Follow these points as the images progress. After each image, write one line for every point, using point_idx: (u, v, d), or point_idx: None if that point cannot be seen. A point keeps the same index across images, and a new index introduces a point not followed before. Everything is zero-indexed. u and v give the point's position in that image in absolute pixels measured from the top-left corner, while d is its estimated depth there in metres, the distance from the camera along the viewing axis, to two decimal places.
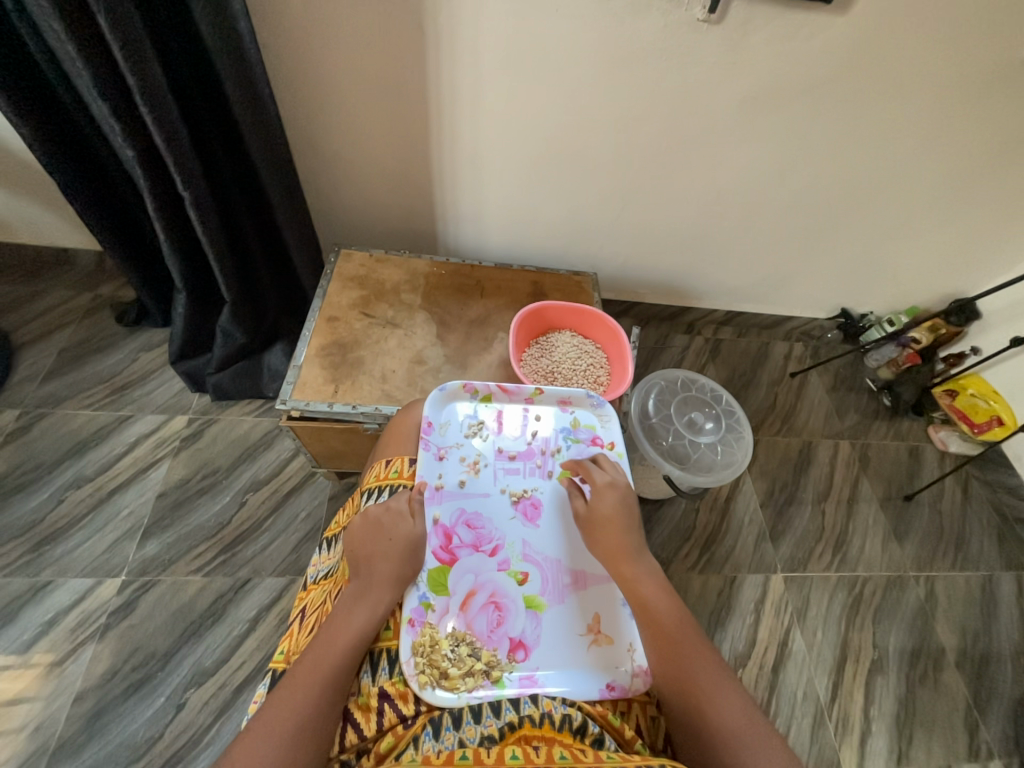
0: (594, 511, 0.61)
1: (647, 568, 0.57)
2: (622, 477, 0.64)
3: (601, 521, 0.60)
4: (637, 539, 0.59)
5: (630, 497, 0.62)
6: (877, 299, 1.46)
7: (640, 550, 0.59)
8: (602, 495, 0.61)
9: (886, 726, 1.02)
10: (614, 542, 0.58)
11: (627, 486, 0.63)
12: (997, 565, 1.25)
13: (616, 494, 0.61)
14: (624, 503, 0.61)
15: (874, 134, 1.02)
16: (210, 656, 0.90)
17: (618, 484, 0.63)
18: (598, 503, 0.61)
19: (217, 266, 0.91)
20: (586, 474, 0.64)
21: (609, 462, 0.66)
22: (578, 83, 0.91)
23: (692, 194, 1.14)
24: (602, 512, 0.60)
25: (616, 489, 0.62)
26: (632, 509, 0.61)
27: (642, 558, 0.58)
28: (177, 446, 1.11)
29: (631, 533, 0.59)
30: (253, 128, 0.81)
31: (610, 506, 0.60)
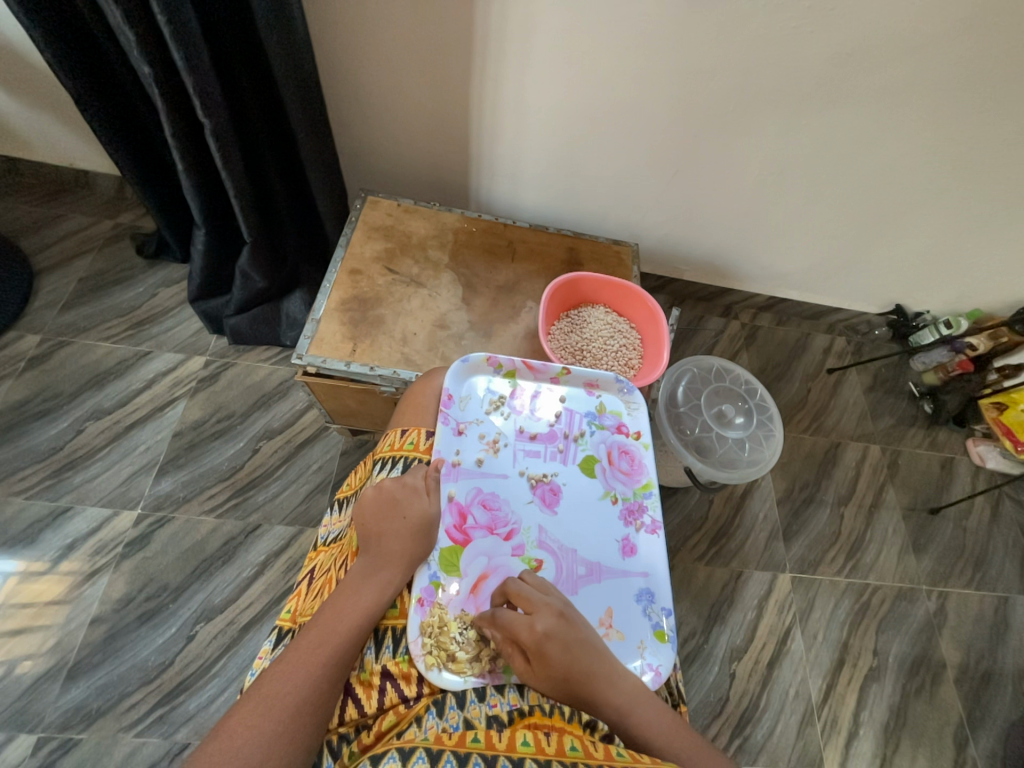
0: (544, 671, 0.46)
1: (627, 699, 0.47)
2: (551, 602, 0.50)
3: (559, 680, 0.46)
4: (601, 674, 0.48)
5: (569, 623, 0.49)
6: (939, 297, 1.33)
7: (610, 678, 0.48)
8: (544, 649, 0.46)
9: (874, 731, 1.02)
10: (578, 694, 0.46)
11: (562, 614, 0.49)
12: (1014, 588, 1.21)
13: (557, 636, 0.47)
14: (570, 642, 0.48)
15: (980, 111, 0.89)
16: (220, 594, 0.93)
17: (550, 617, 0.48)
18: (543, 661, 0.46)
19: (236, 205, 0.86)
20: (511, 625, 0.47)
21: (528, 589, 0.50)
22: (644, 23, 0.80)
23: (754, 165, 1.03)
24: (554, 673, 0.46)
25: (554, 626, 0.48)
26: (582, 645, 0.48)
27: (612, 694, 0.47)
28: (193, 387, 1.11)
29: (595, 670, 0.47)
30: (281, 54, 0.73)
31: (558, 662, 0.46)
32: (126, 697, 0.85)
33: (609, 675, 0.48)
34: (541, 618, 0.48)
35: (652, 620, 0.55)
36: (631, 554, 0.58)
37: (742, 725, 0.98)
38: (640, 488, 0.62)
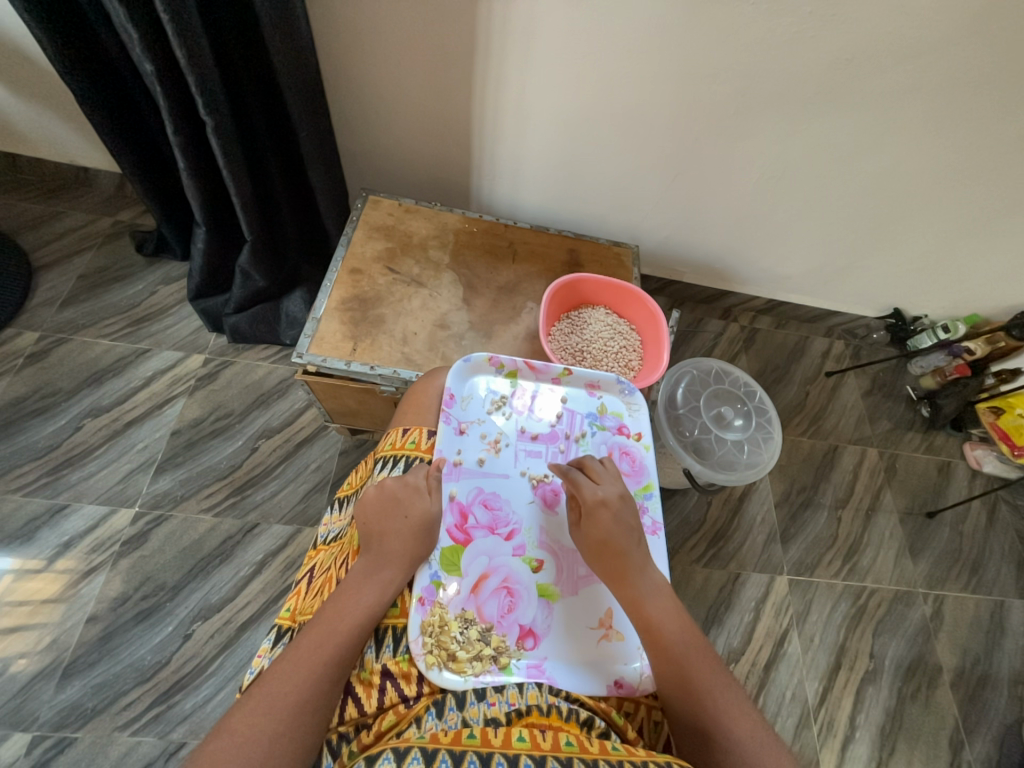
0: (589, 528, 0.54)
1: (653, 588, 0.51)
2: (616, 484, 0.56)
3: (599, 541, 0.53)
4: (639, 555, 0.53)
5: (626, 505, 0.55)
6: (937, 302, 1.34)
7: (644, 566, 0.52)
8: (596, 510, 0.54)
9: (870, 734, 1.02)
10: (614, 559, 0.52)
11: (621, 494, 0.55)
12: (1010, 592, 1.21)
13: (610, 506, 0.54)
14: (622, 514, 0.54)
15: (980, 116, 0.89)
16: (217, 593, 0.93)
17: (611, 492, 0.55)
18: (591, 519, 0.54)
19: (238, 203, 0.86)
20: (575, 485, 0.56)
21: (598, 466, 0.58)
22: (646, 27, 0.80)
23: (754, 168, 1.03)
24: (597, 531, 0.53)
25: (610, 499, 0.55)
26: (630, 521, 0.54)
27: (645, 575, 0.52)
28: (192, 385, 1.10)
29: (634, 548, 0.53)
30: (284, 53, 0.73)
31: (603, 522, 0.53)
32: (122, 696, 0.84)
33: (647, 559, 0.53)
34: (602, 489, 0.56)
35: None
36: None
37: None
38: (640, 489, 0.62)
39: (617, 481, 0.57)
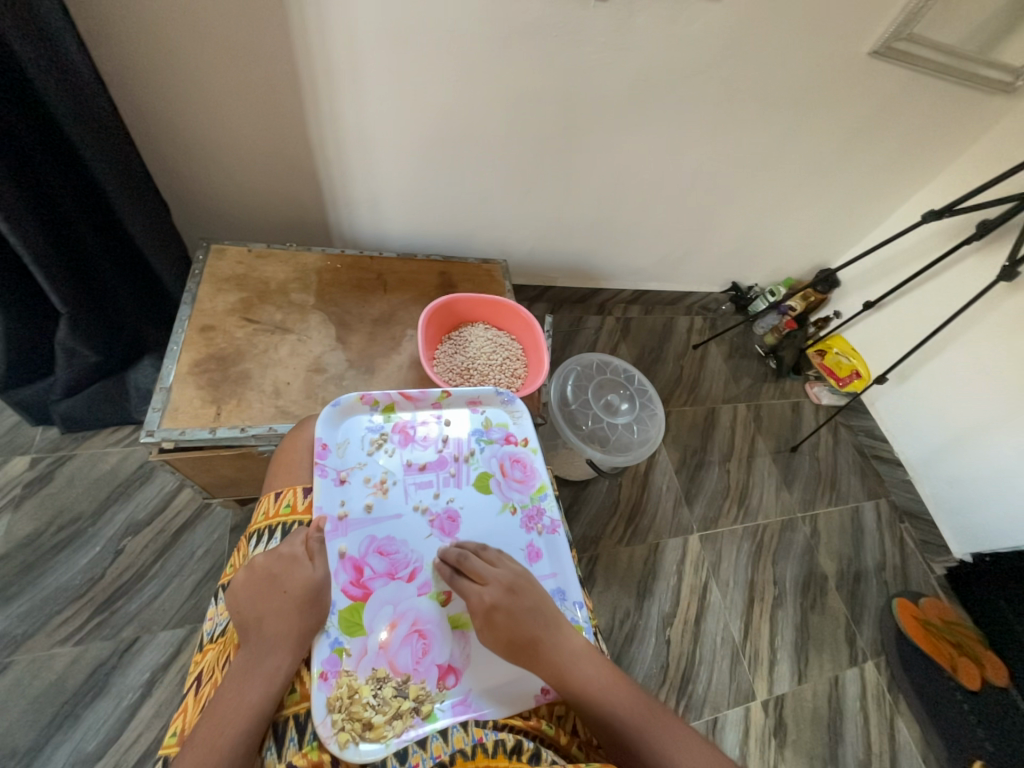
0: (491, 635, 0.50)
1: (570, 656, 0.50)
2: (503, 574, 0.53)
3: (504, 643, 0.50)
4: (547, 634, 0.51)
5: (519, 592, 0.52)
6: (761, 272, 1.60)
7: (557, 638, 0.51)
8: (490, 614, 0.50)
9: (788, 652, 1.16)
10: (526, 653, 0.49)
11: (509, 581, 0.53)
12: (861, 497, 1.47)
13: (503, 606, 0.51)
14: (513, 604, 0.51)
15: (754, 119, 1.08)
16: (95, 737, 0.77)
17: (499, 588, 0.52)
18: (490, 625, 0.50)
19: (39, 274, 0.73)
20: (462, 593, 0.52)
21: (482, 561, 0.54)
22: (465, 59, 0.85)
23: (593, 178, 1.14)
24: (499, 635, 0.50)
25: (499, 598, 0.51)
26: (526, 603, 0.52)
27: (558, 650, 0.50)
28: (19, 495, 0.91)
29: (543, 633, 0.50)
30: (68, 102, 0.64)
31: (501, 623, 0.50)
32: None
33: (557, 632, 0.51)
34: (489, 589, 0.52)
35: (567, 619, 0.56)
36: (537, 558, 0.59)
37: (685, 685, 1.05)
38: (535, 492, 0.63)
39: (504, 571, 0.54)
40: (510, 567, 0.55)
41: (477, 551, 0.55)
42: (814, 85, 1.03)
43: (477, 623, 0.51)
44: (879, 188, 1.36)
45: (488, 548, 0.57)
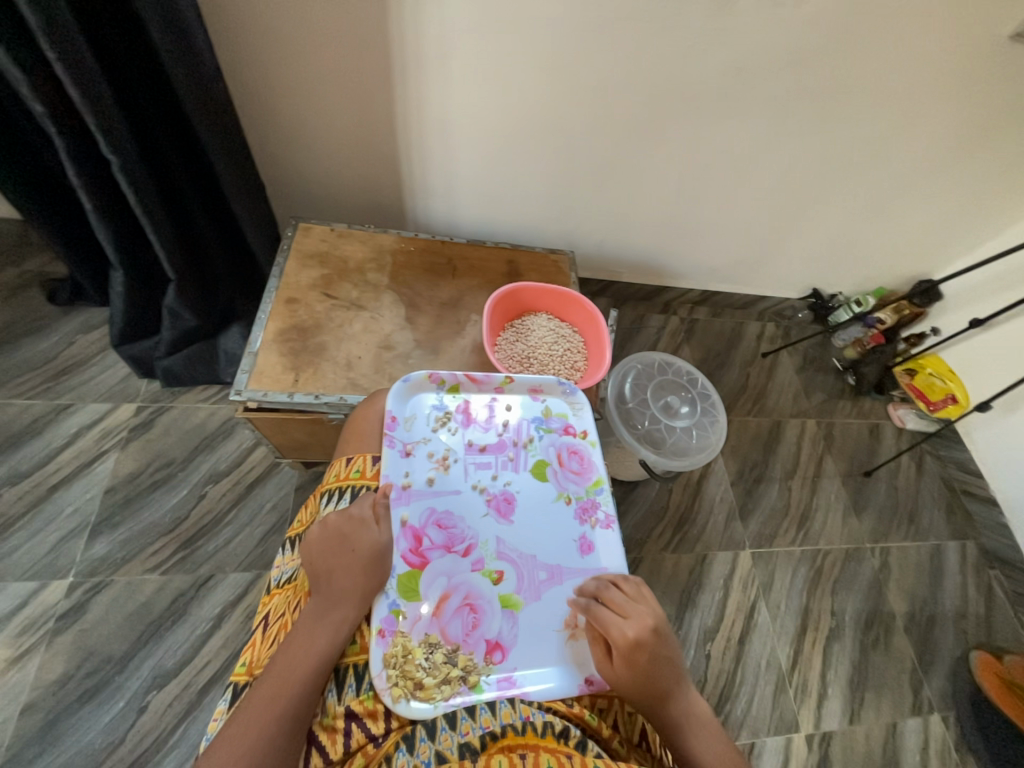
0: (626, 671, 0.49)
1: (687, 714, 0.50)
2: (644, 611, 0.51)
3: (638, 683, 0.49)
4: (676, 687, 0.50)
5: (660, 635, 0.51)
6: (848, 279, 1.47)
7: (681, 693, 0.51)
8: (633, 652, 0.49)
9: (841, 688, 1.08)
10: (653, 699, 0.49)
11: (653, 624, 0.51)
12: (944, 535, 1.33)
13: (646, 645, 0.49)
14: (655, 649, 0.50)
15: (860, 111, 0.98)
16: (173, 657, 0.87)
17: (644, 627, 0.50)
18: (629, 662, 0.49)
19: (156, 242, 0.82)
20: (602, 623, 0.50)
21: (625, 594, 0.53)
22: (553, 47, 0.84)
23: (672, 171, 1.10)
24: (634, 674, 0.49)
25: (644, 636, 0.49)
26: (663, 651, 0.50)
27: (681, 705, 0.50)
28: (125, 437, 1.04)
29: (672, 684, 0.50)
30: (191, 85, 0.71)
31: (641, 664, 0.49)
32: None
33: (682, 687, 0.51)
34: (633, 625, 0.50)
35: None
36: (589, 551, 0.59)
37: (723, 703, 1.01)
38: (591, 485, 0.63)
39: (648, 610, 0.52)
40: (651, 607, 0.53)
41: (612, 582, 0.55)
42: (936, 74, 0.92)
43: (614, 655, 0.49)
44: (1004, 191, 1.20)
45: (625, 578, 0.56)
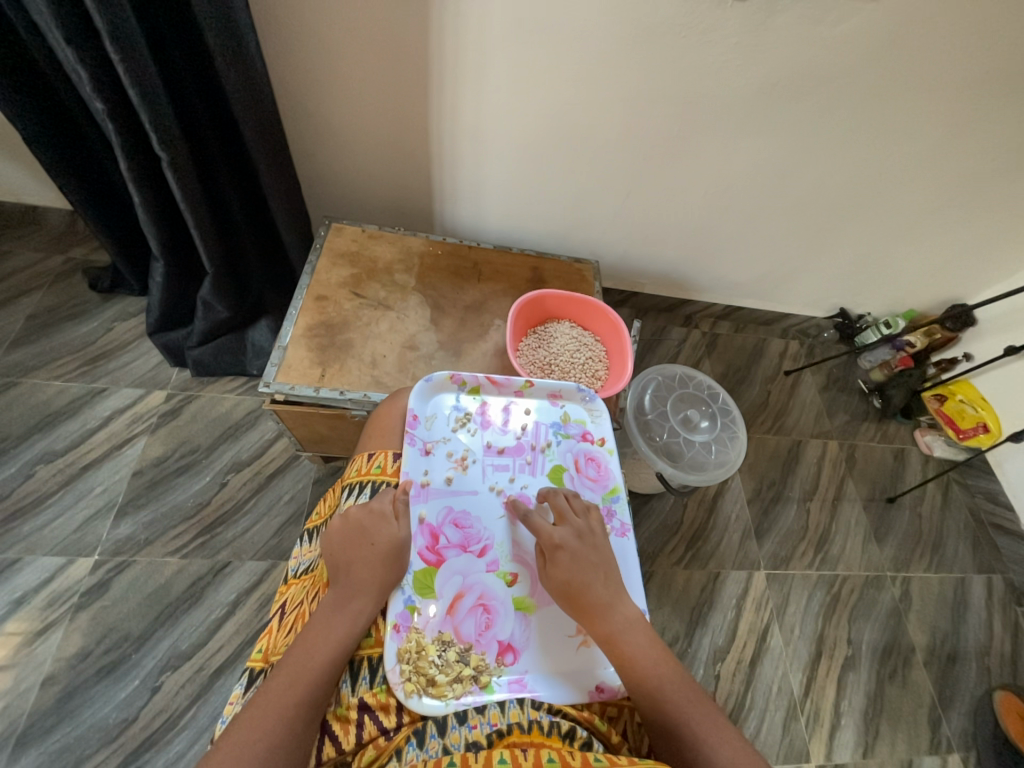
0: (551, 571, 0.53)
1: (623, 620, 0.51)
2: (578, 522, 0.56)
3: (562, 583, 0.52)
4: (606, 590, 0.52)
5: (589, 543, 0.55)
6: (877, 299, 1.44)
7: (614, 599, 0.52)
8: (556, 552, 0.53)
9: (854, 720, 1.05)
10: (580, 601, 0.52)
11: (581, 534, 0.55)
12: (969, 568, 1.28)
13: (569, 547, 0.54)
14: (581, 553, 0.54)
15: (897, 131, 0.97)
16: (188, 639, 0.89)
17: (570, 533, 0.55)
18: (553, 563, 0.53)
19: (197, 236, 0.85)
20: (534, 528, 0.55)
21: (562, 503, 0.58)
22: (586, 58, 0.85)
23: (701, 184, 1.10)
24: (559, 574, 0.52)
25: (568, 540, 0.54)
26: (591, 557, 0.54)
27: (613, 610, 0.51)
28: (154, 422, 1.07)
29: (601, 587, 0.52)
30: (240, 91, 0.74)
31: (564, 564, 0.53)
32: (85, 760, 0.79)
33: (616, 594, 0.52)
34: (560, 530, 0.55)
35: None
36: None
37: None
38: (608, 493, 0.63)
39: (579, 521, 0.56)
40: (588, 522, 0.57)
41: (560, 493, 0.59)
42: (980, 94, 0.91)
43: (543, 559, 0.54)
44: None
45: (577, 497, 0.60)
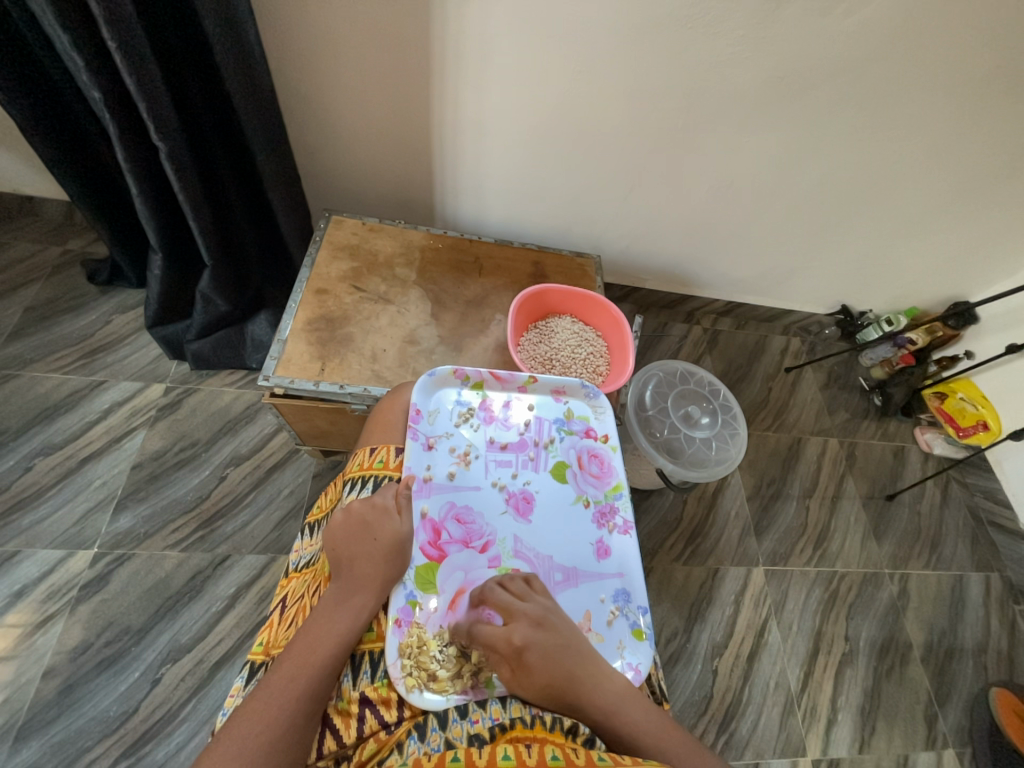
0: (525, 679, 0.47)
1: (612, 696, 0.48)
2: (533, 608, 0.51)
3: (542, 687, 0.47)
4: (584, 675, 0.48)
5: (547, 630, 0.50)
6: (880, 297, 1.44)
7: (594, 678, 0.48)
8: (523, 656, 0.48)
9: (851, 715, 1.06)
10: (563, 698, 0.47)
11: (540, 623, 0.50)
12: (967, 565, 1.28)
13: (533, 646, 0.48)
14: (548, 647, 0.49)
15: (903, 127, 0.96)
16: (188, 632, 0.89)
17: (528, 627, 0.49)
18: (524, 669, 0.47)
19: (195, 227, 0.84)
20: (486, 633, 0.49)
21: (517, 588, 0.52)
22: (590, 50, 0.84)
23: (705, 179, 1.09)
24: (535, 681, 0.47)
25: (529, 637, 0.48)
26: (558, 646, 0.49)
27: (599, 694, 0.48)
28: (153, 416, 1.07)
29: (578, 675, 0.48)
30: (239, 80, 0.73)
31: (537, 669, 0.47)
32: (85, 752, 0.79)
33: (596, 673, 0.49)
34: (516, 629, 0.49)
35: (629, 620, 0.55)
36: (606, 555, 0.59)
37: (728, 721, 1.00)
38: (610, 490, 0.63)
39: (535, 605, 0.51)
40: (540, 601, 0.52)
41: (509, 577, 0.54)
42: (988, 89, 0.89)
43: (509, 666, 0.48)
44: None
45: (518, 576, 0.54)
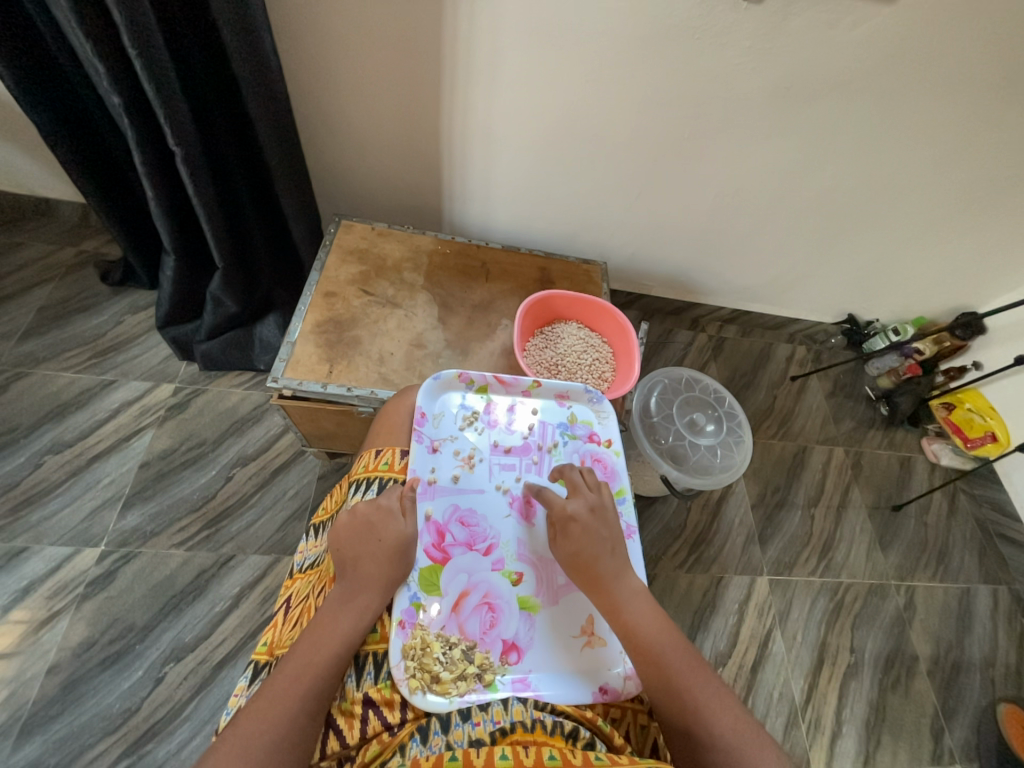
0: (563, 540, 0.54)
1: (629, 592, 0.51)
2: (589, 496, 0.56)
3: (571, 553, 0.53)
4: (614, 563, 0.52)
5: (600, 516, 0.55)
6: (887, 306, 1.43)
7: (621, 570, 0.52)
8: (568, 524, 0.54)
9: (856, 728, 1.04)
10: (588, 571, 0.52)
11: (593, 508, 0.55)
12: (975, 578, 1.27)
13: (581, 519, 0.54)
14: (592, 526, 0.54)
15: (910, 137, 0.97)
16: (191, 631, 0.89)
17: (583, 505, 0.55)
18: (564, 533, 0.54)
19: (208, 230, 0.86)
20: (547, 500, 0.56)
21: (576, 477, 0.58)
22: (598, 60, 0.85)
23: (711, 188, 1.09)
24: (568, 544, 0.53)
25: (581, 512, 0.54)
26: (603, 531, 0.54)
27: (621, 583, 0.51)
28: (162, 415, 1.08)
29: (609, 557, 0.52)
30: (255, 87, 0.75)
31: (575, 535, 0.53)
32: (88, 749, 0.79)
33: (622, 566, 0.52)
34: (574, 502, 0.55)
35: None
36: None
37: None
38: (613, 494, 0.63)
39: (592, 494, 0.57)
40: (601, 496, 0.57)
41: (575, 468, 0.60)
42: (996, 101, 0.90)
43: (555, 530, 0.55)
44: None
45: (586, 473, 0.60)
